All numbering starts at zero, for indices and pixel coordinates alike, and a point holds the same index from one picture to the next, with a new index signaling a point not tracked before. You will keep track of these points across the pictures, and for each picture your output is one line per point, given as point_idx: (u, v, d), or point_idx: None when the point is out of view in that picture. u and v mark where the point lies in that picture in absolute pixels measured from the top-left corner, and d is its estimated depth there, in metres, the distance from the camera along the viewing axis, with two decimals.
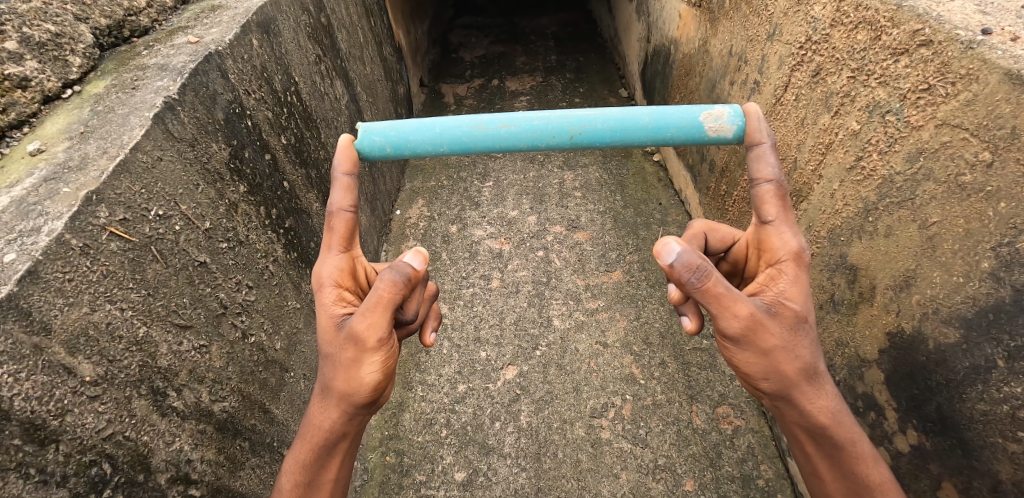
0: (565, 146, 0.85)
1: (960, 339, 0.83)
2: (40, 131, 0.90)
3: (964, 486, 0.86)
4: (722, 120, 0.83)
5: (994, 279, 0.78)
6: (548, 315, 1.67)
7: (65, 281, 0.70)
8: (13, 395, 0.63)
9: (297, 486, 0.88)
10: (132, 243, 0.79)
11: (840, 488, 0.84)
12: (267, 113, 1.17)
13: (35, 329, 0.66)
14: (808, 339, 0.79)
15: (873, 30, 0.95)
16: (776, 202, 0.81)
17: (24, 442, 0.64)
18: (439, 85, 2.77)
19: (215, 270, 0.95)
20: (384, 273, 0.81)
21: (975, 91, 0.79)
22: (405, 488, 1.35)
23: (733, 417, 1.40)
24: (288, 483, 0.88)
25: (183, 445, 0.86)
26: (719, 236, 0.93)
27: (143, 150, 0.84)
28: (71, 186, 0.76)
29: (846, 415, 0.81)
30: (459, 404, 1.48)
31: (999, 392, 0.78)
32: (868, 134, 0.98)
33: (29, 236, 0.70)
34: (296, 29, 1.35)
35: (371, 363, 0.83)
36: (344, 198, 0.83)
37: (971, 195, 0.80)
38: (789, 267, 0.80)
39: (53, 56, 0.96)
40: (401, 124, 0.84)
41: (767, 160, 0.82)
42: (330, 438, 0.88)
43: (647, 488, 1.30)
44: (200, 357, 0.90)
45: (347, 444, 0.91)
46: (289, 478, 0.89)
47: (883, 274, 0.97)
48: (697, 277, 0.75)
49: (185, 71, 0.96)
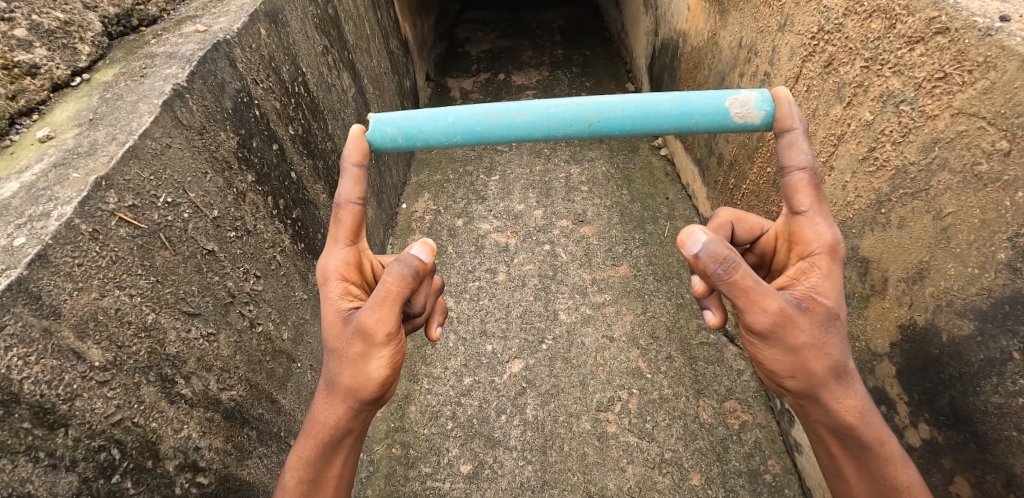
0: (583, 135, 0.84)
1: (974, 331, 0.82)
2: (50, 118, 0.90)
3: (978, 480, 0.85)
4: (749, 106, 0.82)
5: (1011, 270, 0.76)
6: (554, 309, 1.67)
7: (75, 266, 0.70)
8: (23, 378, 0.63)
9: (300, 482, 0.88)
10: (140, 229, 0.79)
11: (865, 490, 0.83)
12: (275, 103, 1.16)
13: (45, 312, 0.66)
14: (838, 336, 0.78)
15: (888, 18, 0.94)
16: (809, 191, 0.80)
17: (33, 426, 0.64)
18: (446, 79, 2.76)
19: (223, 258, 0.95)
20: (392, 266, 0.80)
21: (993, 78, 0.78)
22: (411, 481, 1.34)
23: (741, 412, 1.39)
24: (291, 480, 0.88)
25: (192, 432, 0.87)
26: (746, 226, 0.92)
27: (152, 137, 0.84)
28: (81, 172, 0.76)
29: (875, 416, 0.80)
30: (465, 397, 1.48)
31: (1014, 385, 0.77)
32: (881, 124, 0.97)
33: (39, 220, 0.70)
34: (304, 20, 1.34)
35: (379, 358, 0.83)
36: (353, 189, 0.83)
37: (988, 185, 0.79)
38: (823, 261, 0.79)
39: (61, 43, 0.96)
40: (414, 114, 0.84)
41: (800, 147, 0.80)
42: (335, 434, 0.87)
43: (653, 482, 1.29)
44: (208, 345, 0.90)
45: (352, 440, 0.90)
46: (293, 474, 0.88)
47: (896, 266, 0.96)
48: (724, 270, 0.74)
49: (194, 59, 0.96)
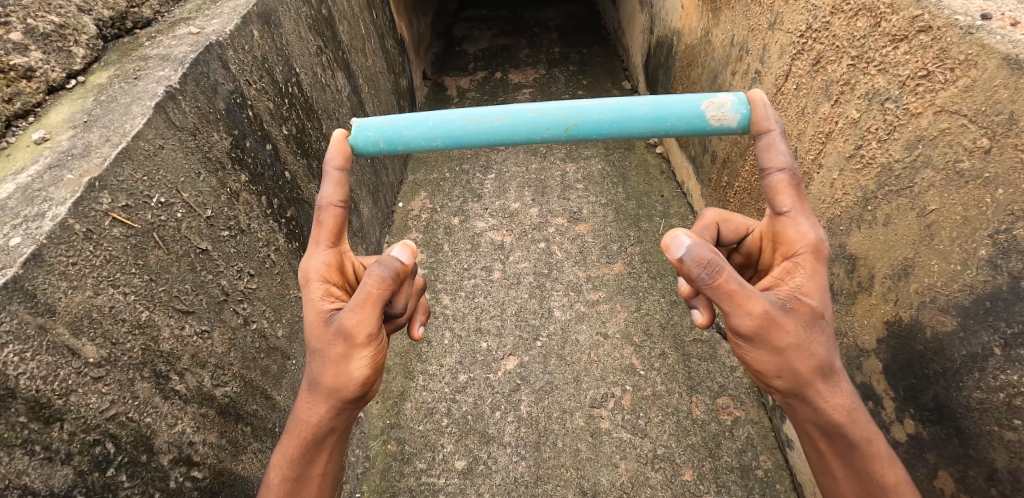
0: (561, 139, 0.85)
1: (957, 327, 0.83)
2: (46, 120, 0.92)
3: (960, 474, 0.86)
4: (725, 109, 0.83)
5: (991, 266, 0.77)
6: (549, 306, 1.68)
7: (70, 264, 0.72)
8: (19, 374, 0.65)
9: (285, 480, 0.89)
10: (134, 229, 0.81)
11: (853, 488, 0.84)
12: (268, 104, 1.18)
13: (40, 310, 0.68)
14: (823, 335, 0.79)
15: (872, 17, 0.94)
16: (790, 191, 0.81)
17: (29, 420, 0.66)
18: (443, 77, 2.78)
19: (216, 257, 0.97)
20: (373, 268, 0.81)
21: (974, 77, 0.78)
22: (406, 476, 1.36)
23: (733, 408, 1.40)
24: (276, 478, 0.90)
25: (186, 427, 0.88)
26: (732, 226, 0.93)
27: (145, 139, 0.85)
28: (75, 173, 0.78)
29: (862, 414, 0.81)
30: (460, 394, 1.49)
31: (995, 380, 0.78)
32: (868, 122, 0.97)
33: (34, 220, 0.72)
34: (298, 21, 1.36)
35: (361, 358, 0.84)
36: (335, 192, 0.84)
37: (969, 182, 0.80)
38: (806, 261, 0.80)
39: (57, 47, 0.97)
40: (395, 118, 0.85)
41: (778, 148, 0.82)
42: (319, 433, 0.89)
43: (646, 478, 1.31)
44: (202, 342, 0.92)
45: (336, 437, 0.92)
46: (277, 472, 0.90)
47: (881, 263, 0.97)
48: (708, 273, 0.75)
49: (186, 61, 0.97)
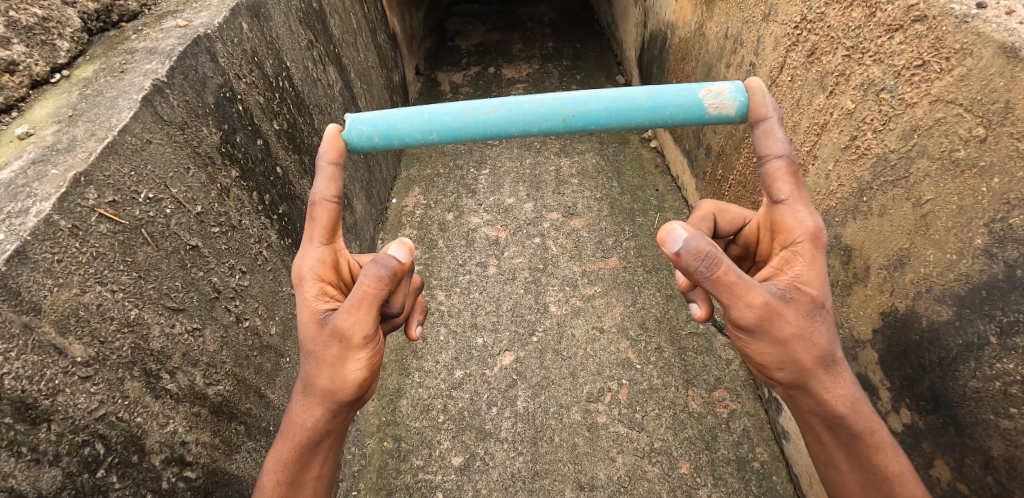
0: (559, 130, 0.84)
1: (953, 316, 0.83)
2: (29, 115, 0.90)
3: (956, 463, 0.86)
4: (722, 97, 0.83)
5: (987, 255, 0.77)
6: (544, 301, 1.67)
7: (55, 262, 0.70)
8: (3, 374, 0.63)
9: (279, 485, 0.88)
10: (121, 225, 0.79)
11: (857, 479, 0.84)
12: (258, 98, 1.16)
13: (24, 308, 0.66)
14: (824, 325, 0.79)
15: (867, 8, 0.94)
16: (788, 178, 0.81)
17: (15, 421, 0.64)
18: (436, 72, 2.76)
19: (207, 254, 0.95)
20: (369, 267, 0.80)
21: (969, 65, 0.78)
22: (403, 473, 1.35)
23: (730, 401, 1.40)
24: (269, 483, 0.88)
25: (178, 426, 0.87)
26: (729, 217, 0.93)
27: (132, 133, 0.83)
28: (59, 168, 0.76)
29: (864, 404, 0.81)
30: (457, 390, 1.49)
31: (991, 369, 0.78)
32: (862, 113, 0.97)
33: (17, 217, 0.70)
34: (288, 14, 1.34)
35: (357, 361, 0.83)
36: (328, 187, 0.84)
37: (965, 171, 0.80)
38: (804, 249, 0.80)
39: (40, 40, 0.95)
40: (388, 112, 0.84)
41: (776, 135, 0.81)
42: (313, 437, 0.87)
43: (643, 472, 1.31)
44: (193, 340, 0.91)
45: (331, 442, 0.91)
46: (271, 477, 0.89)
47: (877, 253, 0.97)
48: (706, 266, 0.74)
49: (173, 54, 0.95)
